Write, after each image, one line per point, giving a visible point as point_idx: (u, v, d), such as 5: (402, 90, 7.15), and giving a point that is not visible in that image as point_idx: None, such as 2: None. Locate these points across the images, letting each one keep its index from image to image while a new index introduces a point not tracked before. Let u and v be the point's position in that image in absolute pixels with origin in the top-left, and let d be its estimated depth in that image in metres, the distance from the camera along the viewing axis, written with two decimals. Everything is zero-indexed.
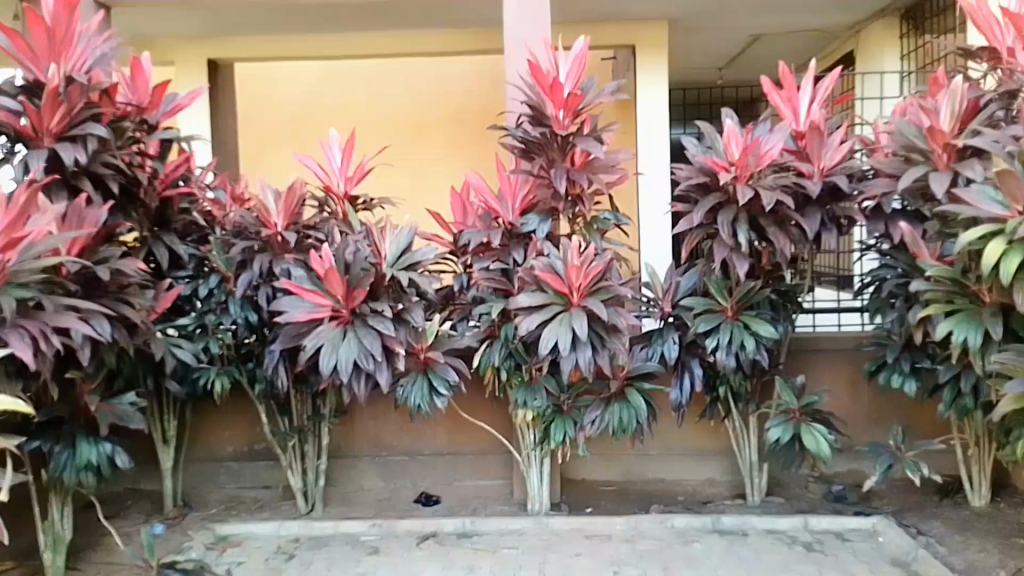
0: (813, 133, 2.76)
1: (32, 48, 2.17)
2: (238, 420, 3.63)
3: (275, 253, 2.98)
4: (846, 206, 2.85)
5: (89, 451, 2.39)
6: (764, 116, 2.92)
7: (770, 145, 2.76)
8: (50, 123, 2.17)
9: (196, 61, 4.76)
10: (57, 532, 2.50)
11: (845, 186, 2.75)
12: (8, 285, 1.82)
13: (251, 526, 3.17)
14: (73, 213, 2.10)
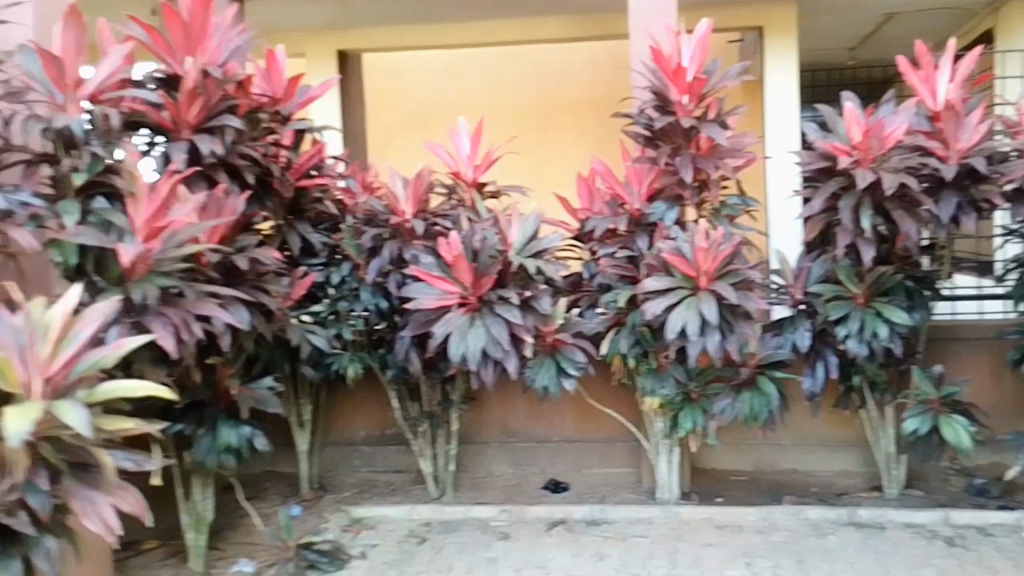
0: (947, 113, 2.58)
1: (169, 43, 2.24)
2: (370, 406, 3.69)
3: (404, 240, 3.02)
4: (986, 188, 2.61)
5: (229, 434, 2.46)
6: (893, 96, 2.71)
7: (893, 127, 2.60)
8: (189, 114, 2.23)
9: (327, 52, 4.85)
10: (200, 512, 2.60)
11: (983, 169, 2.53)
12: (151, 275, 1.87)
13: (383, 509, 3.22)
14: (212, 203, 2.15)
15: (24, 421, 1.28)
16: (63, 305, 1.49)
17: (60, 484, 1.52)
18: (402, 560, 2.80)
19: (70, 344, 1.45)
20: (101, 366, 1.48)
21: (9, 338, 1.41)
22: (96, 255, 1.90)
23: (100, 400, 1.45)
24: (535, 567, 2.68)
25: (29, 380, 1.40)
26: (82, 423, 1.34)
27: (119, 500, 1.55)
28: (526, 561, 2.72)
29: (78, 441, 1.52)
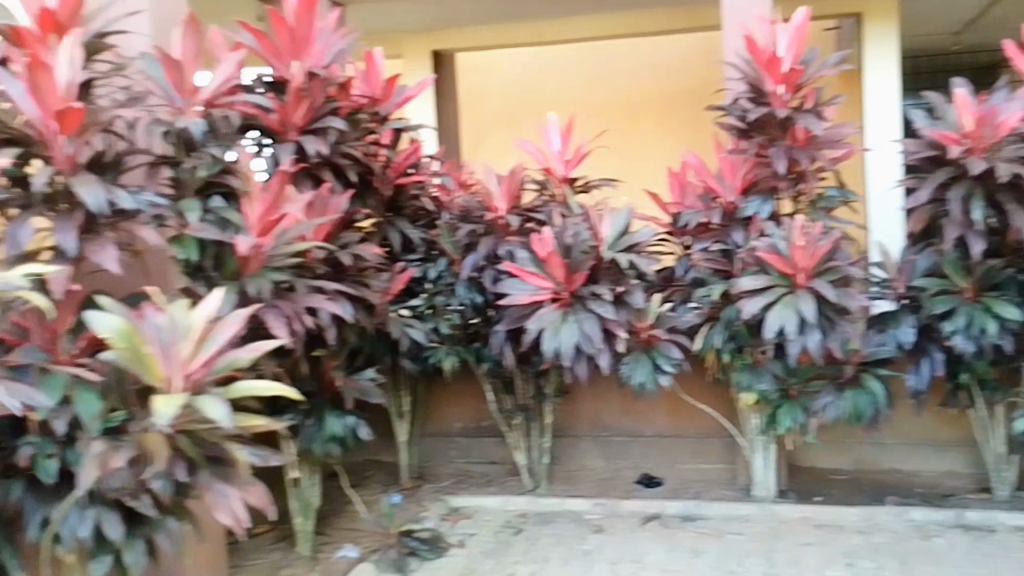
0: None
1: (277, 48, 2.34)
2: (465, 398, 3.76)
3: (499, 236, 3.09)
4: None
5: (335, 423, 2.58)
6: (1002, 82, 2.65)
7: (1008, 114, 2.51)
8: (295, 117, 2.32)
9: (423, 52, 4.96)
10: (307, 498, 2.70)
11: None
12: (265, 270, 2.00)
13: (480, 499, 3.30)
14: (318, 201, 2.24)
15: (171, 409, 1.36)
16: (206, 308, 1.54)
17: (196, 479, 1.52)
18: (500, 550, 2.86)
19: (212, 345, 1.49)
20: (234, 367, 1.53)
21: (156, 335, 1.45)
22: (215, 251, 2.02)
23: (235, 397, 1.49)
24: (631, 561, 2.70)
25: (170, 376, 1.45)
26: (223, 415, 1.40)
27: (247, 494, 1.54)
28: (622, 555, 2.75)
29: (213, 435, 1.52)
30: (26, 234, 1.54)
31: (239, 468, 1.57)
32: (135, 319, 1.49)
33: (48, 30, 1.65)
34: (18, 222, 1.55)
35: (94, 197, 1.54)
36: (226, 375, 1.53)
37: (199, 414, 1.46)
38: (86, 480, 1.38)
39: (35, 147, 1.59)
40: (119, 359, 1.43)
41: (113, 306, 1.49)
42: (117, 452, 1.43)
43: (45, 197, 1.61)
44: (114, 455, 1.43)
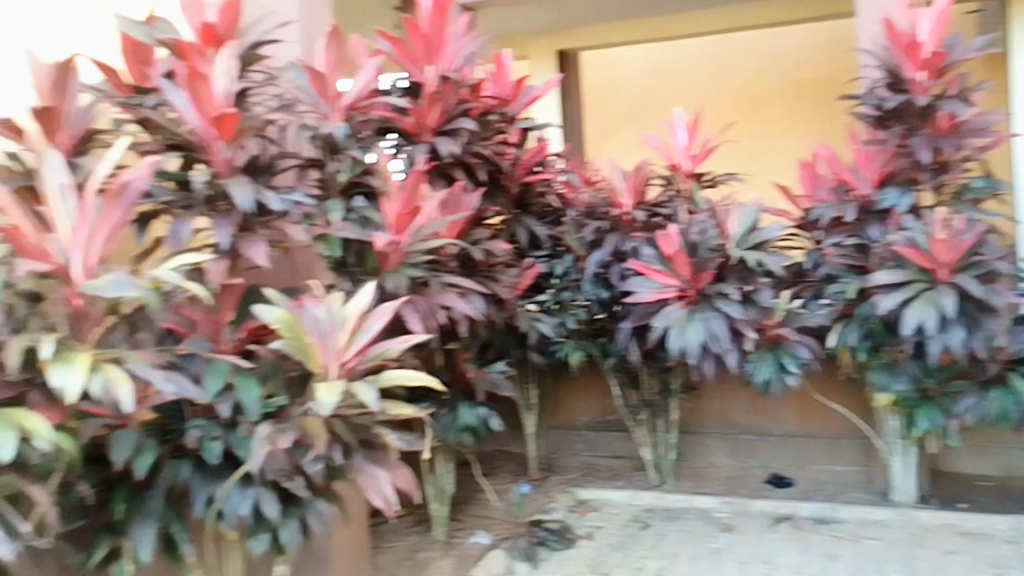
0: None
1: (412, 53, 2.44)
2: (591, 392, 3.81)
3: (624, 232, 3.14)
4: None
5: (468, 413, 2.68)
6: None
7: None
8: (430, 119, 2.42)
9: (548, 53, 5.09)
10: (442, 485, 2.82)
11: None
12: (402, 266, 2.09)
13: (608, 493, 3.34)
14: (451, 199, 2.33)
15: (332, 398, 1.46)
16: (358, 301, 1.63)
17: (351, 461, 1.63)
18: (627, 543, 2.89)
19: (364, 336, 1.60)
20: (387, 357, 1.64)
21: (315, 327, 1.55)
22: (357, 248, 2.13)
23: (384, 384, 1.58)
24: (762, 562, 2.68)
25: (327, 364, 1.57)
26: (375, 400, 1.50)
27: (397, 478, 1.65)
28: (755, 556, 2.73)
29: (366, 420, 1.63)
30: (186, 230, 1.66)
31: (389, 452, 1.67)
32: (296, 309, 1.59)
33: (210, 42, 1.77)
34: (180, 219, 1.67)
35: (244, 199, 1.65)
36: (376, 364, 1.64)
37: (356, 401, 1.57)
38: (259, 459, 1.47)
39: (196, 152, 1.73)
40: (284, 346, 1.54)
41: (277, 299, 1.59)
42: (286, 434, 1.52)
43: (206, 199, 1.73)
44: (280, 436, 1.52)
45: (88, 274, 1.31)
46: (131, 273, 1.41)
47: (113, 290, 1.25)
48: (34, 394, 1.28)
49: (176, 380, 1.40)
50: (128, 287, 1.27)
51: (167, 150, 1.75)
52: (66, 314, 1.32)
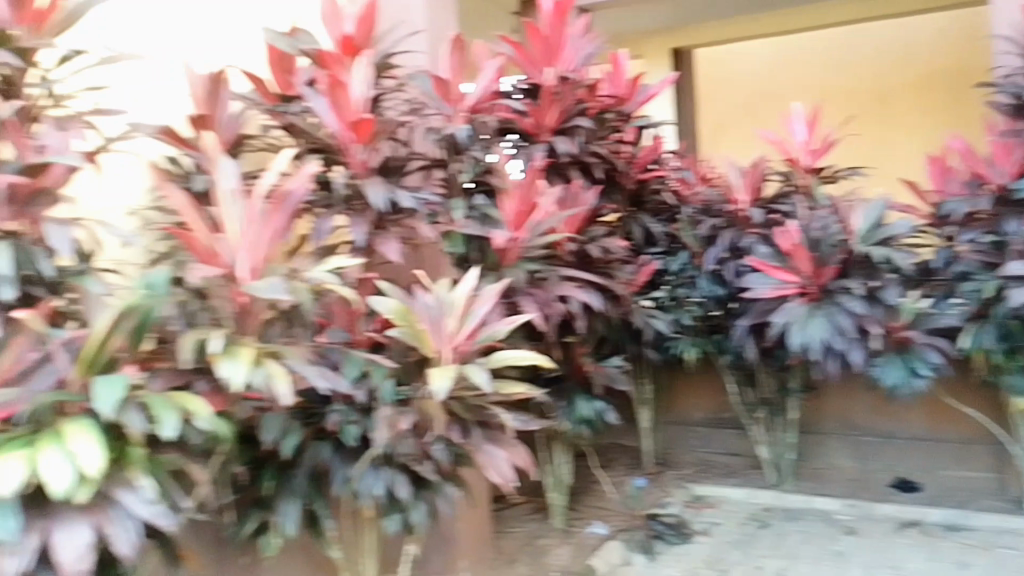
0: None
1: (532, 56, 2.52)
2: (707, 388, 3.80)
3: (741, 228, 3.11)
4: None
5: (585, 406, 2.74)
6: None
7: None
8: (548, 119, 2.49)
9: (661, 52, 5.17)
10: (560, 475, 2.91)
11: None
12: (520, 262, 2.19)
13: (725, 490, 3.34)
14: (569, 197, 2.40)
15: (444, 380, 1.54)
16: (464, 286, 1.72)
17: (469, 440, 1.69)
18: (746, 541, 2.89)
19: (472, 320, 1.68)
20: (495, 340, 1.71)
21: (427, 314, 1.63)
22: (478, 244, 2.23)
23: (494, 365, 1.65)
24: (889, 567, 2.63)
25: (440, 348, 1.65)
26: (486, 380, 1.58)
27: (513, 455, 1.70)
28: (879, 560, 2.68)
29: (481, 401, 1.69)
30: (327, 227, 1.78)
31: (505, 431, 1.74)
32: (408, 300, 1.69)
33: (348, 53, 1.91)
34: (323, 216, 1.80)
35: (380, 197, 1.78)
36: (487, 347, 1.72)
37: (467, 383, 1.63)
38: (381, 437, 1.59)
39: (337, 154, 1.86)
40: (400, 335, 1.63)
41: (390, 290, 1.68)
42: (404, 416, 1.63)
43: (345, 197, 1.86)
44: (401, 418, 1.63)
45: (254, 273, 1.42)
46: (291, 274, 1.52)
47: (270, 293, 1.35)
48: (201, 382, 1.34)
49: (325, 372, 1.46)
50: (282, 289, 1.36)
51: (309, 153, 1.89)
52: (233, 310, 1.42)
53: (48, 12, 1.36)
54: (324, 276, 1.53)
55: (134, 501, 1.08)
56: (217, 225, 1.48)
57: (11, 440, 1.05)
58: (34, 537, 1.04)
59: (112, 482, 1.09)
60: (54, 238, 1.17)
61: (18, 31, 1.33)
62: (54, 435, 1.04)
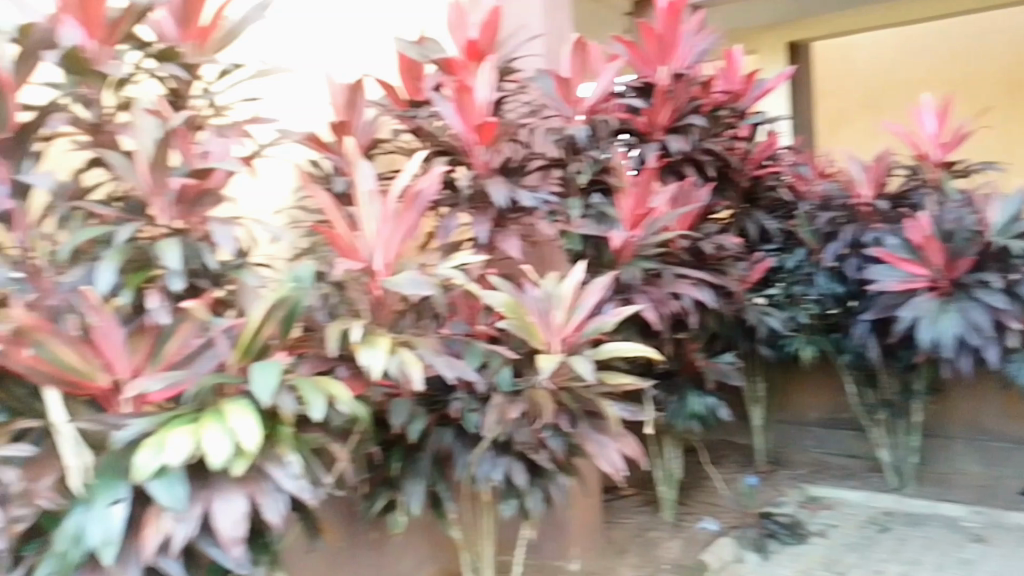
0: None
1: (646, 56, 2.57)
2: (823, 387, 3.76)
3: (863, 223, 3.12)
4: None
5: (697, 402, 2.77)
6: None
7: None
8: (661, 118, 2.53)
9: (777, 46, 5.11)
10: (670, 469, 2.95)
11: None
12: (636, 259, 2.24)
13: (843, 493, 3.30)
14: (682, 193, 2.40)
15: (551, 364, 1.63)
16: (572, 278, 1.74)
17: (577, 430, 1.76)
18: (865, 545, 2.85)
19: (581, 311, 1.73)
20: (601, 332, 1.74)
21: (535, 307, 1.70)
22: (595, 242, 2.28)
23: (602, 357, 1.69)
24: None
25: (550, 340, 1.71)
26: (591, 373, 1.62)
27: (623, 445, 1.74)
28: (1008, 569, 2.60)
29: (589, 391, 1.75)
30: (454, 225, 1.90)
31: (612, 422, 1.79)
32: (517, 294, 1.75)
33: (473, 58, 2.01)
34: (449, 216, 1.91)
35: (501, 196, 1.86)
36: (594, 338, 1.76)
37: (574, 372, 1.70)
38: (490, 427, 1.66)
39: (461, 156, 1.98)
40: (509, 326, 1.68)
41: (500, 284, 1.74)
42: (514, 405, 1.69)
43: (469, 197, 1.96)
44: (511, 406, 1.70)
45: (388, 268, 1.55)
46: (422, 269, 1.62)
47: (412, 286, 1.46)
48: (342, 368, 1.47)
49: (453, 361, 1.54)
50: (420, 283, 1.47)
51: (436, 155, 2.01)
52: (369, 302, 1.56)
53: (210, 31, 1.50)
54: (451, 271, 1.62)
55: (283, 475, 1.18)
56: (354, 221, 1.60)
57: (178, 417, 1.16)
58: (197, 504, 1.13)
59: (263, 456, 1.20)
60: (217, 235, 1.28)
61: (183, 47, 1.47)
62: (215, 414, 1.14)
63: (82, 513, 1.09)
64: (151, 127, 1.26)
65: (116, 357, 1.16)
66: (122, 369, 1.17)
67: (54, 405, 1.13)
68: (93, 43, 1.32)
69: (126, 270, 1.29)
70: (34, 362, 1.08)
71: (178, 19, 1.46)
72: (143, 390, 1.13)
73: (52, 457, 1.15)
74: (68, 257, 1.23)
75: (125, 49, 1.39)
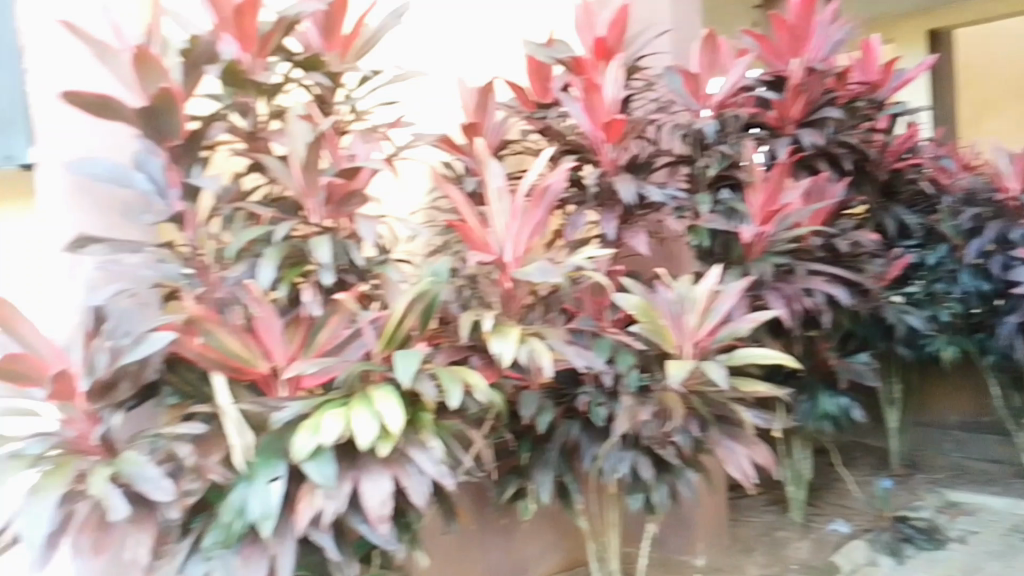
0: None
1: (777, 48, 2.56)
2: (964, 392, 3.65)
3: (1010, 219, 2.94)
4: None
5: (828, 402, 2.73)
6: None
7: None
8: (793, 111, 2.50)
9: (917, 34, 4.92)
10: (800, 470, 2.90)
11: None
12: (766, 254, 2.21)
13: (985, 499, 3.15)
14: (815, 188, 2.38)
15: (682, 369, 1.59)
16: (707, 281, 1.73)
17: (708, 434, 1.78)
18: (1008, 553, 2.71)
19: (714, 316, 1.71)
20: (736, 337, 1.72)
21: (667, 309, 1.70)
22: (723, 239, 2.28)
23: (737, 363, 1.68)
24: None
25: (682, 343, 1.71)
26: (723, 379, 1.59)
27: (755, 452, 1.74)
28: None
29: (720, 396, 1.74)
30: (581, 221, 1.94)
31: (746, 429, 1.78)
32: (649, 295, 1.76)
33: (602, 57, 2.06)
34: (577, 212, 1.97)
35: (628, 192, 1.90)
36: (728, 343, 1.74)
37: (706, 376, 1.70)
38: (620, 428, 1.69)
39: (588, 154, 2.03)
40: (642, 329, 1.69)
41: (631, 286, 1.76)
42: (643, 408, 1.72)
43: (596, 194, 2.01)
44: (641, 409, 1.73)
45: (518, 261, 1.60)
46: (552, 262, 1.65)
47: (536, 277, 1.51)
48: (475, 359, 1.54)
49: (580, 352, 1.59)
50: (546, 272, 1.51)
51: (563, 154, 2.05)
52: (499, 294, 1.63)
53: (352, 39, 1.59)
54: (580, 263, 1.65)
55: (425, 458, 1.26)
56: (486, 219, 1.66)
57: (330, 401, 1.25)
58: (347, 482, 1.22)
59: (406, 441, 1.27)
60: (363, 230, 1.37)
61: (327, 55, 1.57)
62: (364, 399, 1.23)
63: (245, 487, 1.19)
64: (302, 132, 1.32)
65: (274, 347, 1.26)
66: (279, 357, 1.27)
67: (220, 388, 1.20)
68: (247, 56, 1.42)
69: (283, 265, 1.40)
70: (204, 349, 1.20)
71: (322, 31, 1.57)
72: (301, 371, 1.24)
73: (220, 437, 1.26)
74: (232, 255, 1.35)
75: (275, 61, 1.49)
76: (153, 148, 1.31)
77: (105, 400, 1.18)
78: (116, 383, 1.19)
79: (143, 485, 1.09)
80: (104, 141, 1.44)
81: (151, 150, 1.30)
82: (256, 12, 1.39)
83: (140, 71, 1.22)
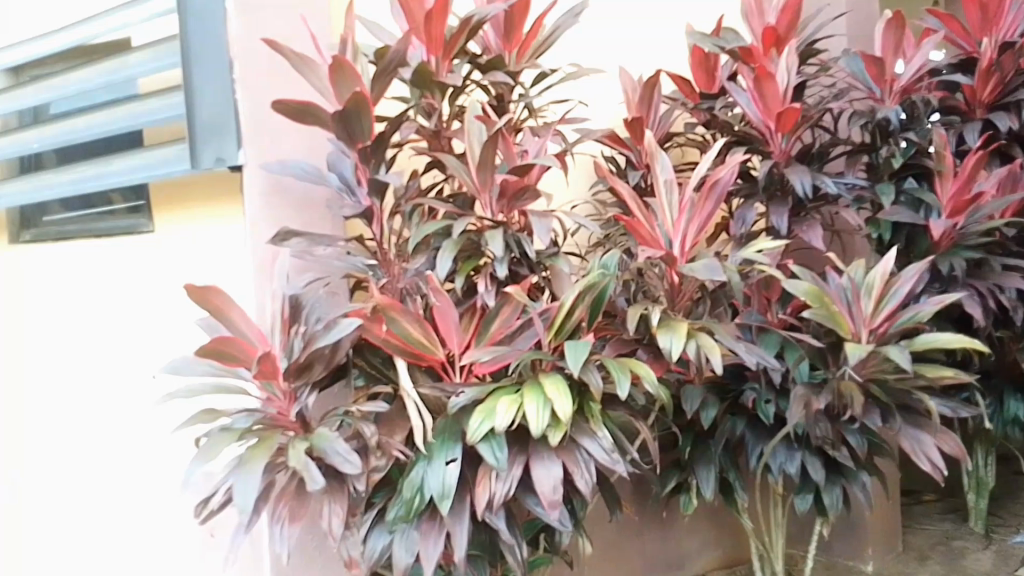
0: None
1: (965, 28, 2.42)
2: None
3: None
4: None
5: (1017, 407, 2.58)
6: None
7: None
8: (983, 94, 2.38)
9: None
10: (982, 476, 2.75)
11: None
12: (958, 248, 2.09)
13: None
14: (1008, 177, 2.18)
15: (861, 351, 1.54)
16: (883, 263, 1.64)
17: (890, 423, 1.68)
18: None
19: (892, 301, 1.62)
20: (918, 321, 1.65)
21: (839, 296, 1.65)
22: (907, 232, 2.21)
23: (918, 349, 1.62)
24: None
25: (858, 330, 1.64)
26: (909, 362, 1.52)
27: (944, 443, 1.65)
28: None
29: (904, 384, 1.65)
30: (750, 217, 1.95)
31: (933, 417, 1.69)
32: (820, 281, 1.70)
33: (770, 42, 2.01)
34: (746, 206, 1.96)
35: (802, 183, 1.87)
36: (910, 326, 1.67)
37: (888, 365, 1.63)
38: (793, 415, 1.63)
39: (757, 145, 1.99)
40: (814, 316, 1.64)
41: (801, 272, 1.70)
42: (818, 396, 1.65)
43: (764, 188, 1.99)
44: (815, 398, 1.66)
45: (684, 256, 1.61)
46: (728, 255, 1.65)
47: (706, 272, 1.50)
48: (642, 352, 1.59)
49: (748, 347, 1.57)
50: (715, 268, 1.50)
51: (732, 144, 2.04)
52: (666, 288, 1.65)
53: (529, 40, 1.65)
54: (749, 259, 1.60)
55: (594, 447, 1.29)
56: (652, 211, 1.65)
57: (501, 388, 1.31)
58: (521, 466, 1.28)
59: (576, 430, 1.31)
60: (535, 227, 1.41)
61: (505, 56, 1.65)
62: (536, 388, 1.27)
63: (425, 466, 1.27)
64: (478, 131, 1.41)
65: (450, 335, 1.34)
66: (454, 345, 1.35)
67: (403, 374, 1.31)
68: (432, 59, 1.51)
69: (458, 258, 1.48)
70: (389, 336, 1.28)
71: (501, 33, 1.63)
72: (476, 360, 1.33)
73: (402, 417, 1.35)
74: (412, 249, 1.44)
75: (459, 63, 1.56)
76: (344, 148, 1.42)
77: (302, 379, 1.29)
78: (312, 364, 1.29)
79: (335, 459, 1.18)
80: (303, 145, 1.62)
81: (343, 150, 1.42)
82: (443, 17, 1.45)
83: (338, 76, 1.31)
